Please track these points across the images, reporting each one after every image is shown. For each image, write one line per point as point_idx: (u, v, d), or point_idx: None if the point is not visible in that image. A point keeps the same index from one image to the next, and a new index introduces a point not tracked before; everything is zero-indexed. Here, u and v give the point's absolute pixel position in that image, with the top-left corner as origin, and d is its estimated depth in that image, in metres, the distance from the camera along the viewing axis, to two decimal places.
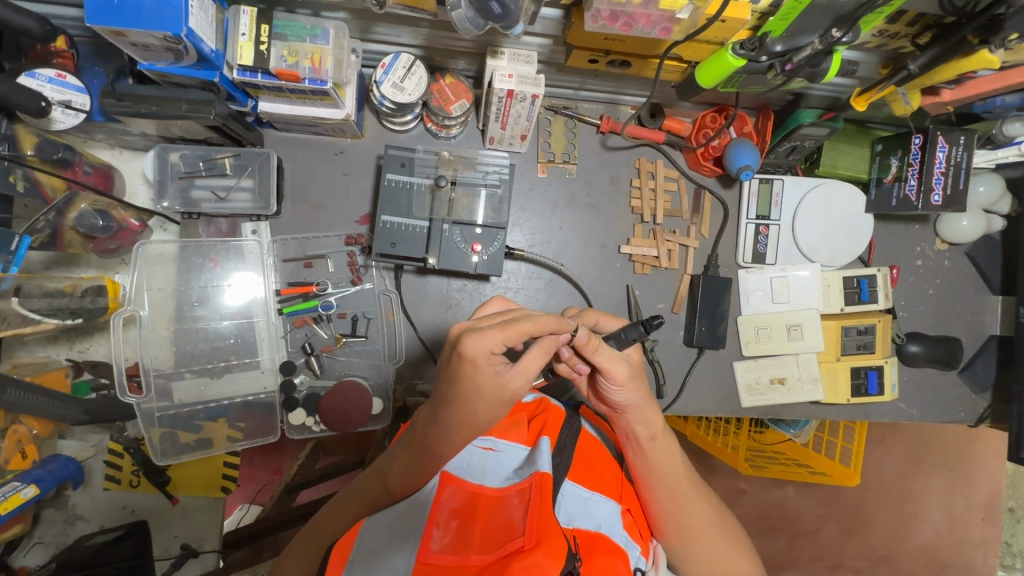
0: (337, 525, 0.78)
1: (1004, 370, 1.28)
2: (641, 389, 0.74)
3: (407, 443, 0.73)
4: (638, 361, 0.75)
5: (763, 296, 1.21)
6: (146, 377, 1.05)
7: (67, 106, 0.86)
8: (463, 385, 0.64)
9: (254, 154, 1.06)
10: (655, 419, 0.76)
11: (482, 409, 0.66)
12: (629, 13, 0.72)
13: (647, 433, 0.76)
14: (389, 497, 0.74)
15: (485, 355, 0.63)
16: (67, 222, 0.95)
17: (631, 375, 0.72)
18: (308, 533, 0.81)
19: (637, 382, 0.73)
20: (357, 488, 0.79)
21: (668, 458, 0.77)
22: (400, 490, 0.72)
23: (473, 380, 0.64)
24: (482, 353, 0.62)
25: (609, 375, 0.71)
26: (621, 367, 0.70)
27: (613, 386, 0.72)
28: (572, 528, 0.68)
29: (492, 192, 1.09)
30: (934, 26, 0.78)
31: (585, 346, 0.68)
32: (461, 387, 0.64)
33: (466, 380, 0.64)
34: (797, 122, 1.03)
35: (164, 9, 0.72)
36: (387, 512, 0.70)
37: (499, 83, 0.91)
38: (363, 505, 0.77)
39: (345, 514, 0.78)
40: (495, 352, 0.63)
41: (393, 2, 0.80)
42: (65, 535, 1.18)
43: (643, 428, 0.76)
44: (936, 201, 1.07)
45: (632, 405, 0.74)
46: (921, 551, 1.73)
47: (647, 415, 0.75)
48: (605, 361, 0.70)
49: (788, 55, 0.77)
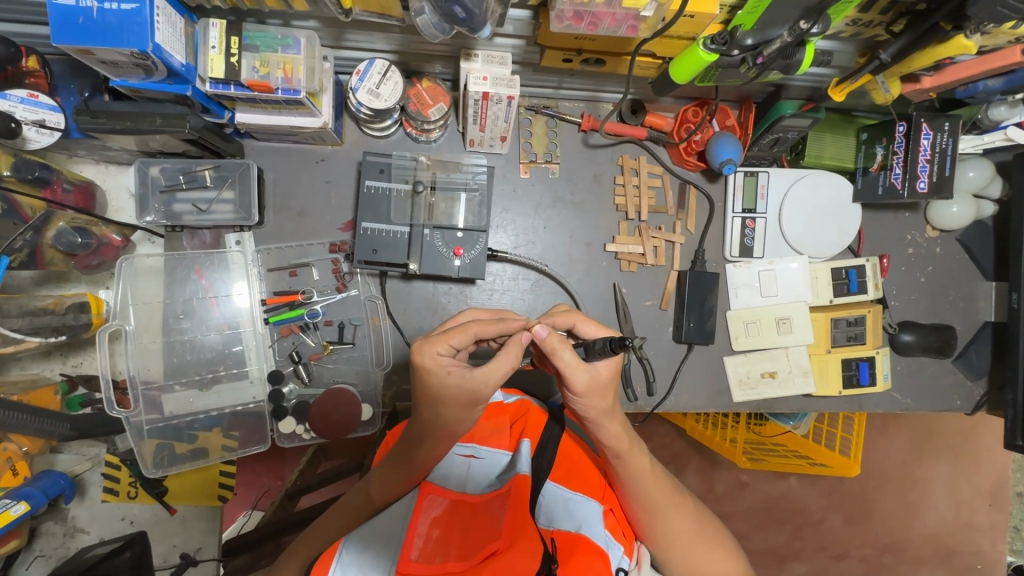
0: (326, 535, 0.80)
1: (1000, 356, 1.26)
2: (605, 402, 0.73)
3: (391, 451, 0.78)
4: (612, 378, 0.72)
5: (752, 290, 1.20)
6: (135, 390, 1.05)
7: (41, 126, 0.87)
8: (429, 390, 0.70)
9: (233, 165, 1.06)
10: (622, 434, 0.75)
11: (448, 411, 0.71)
12: (593, 13, 0.72)
13: (615, 448, 0.76)
14: (372, 503, 0.79)
15: (433, 358, 0.70)
16: (46, 241, 0.95)
17: (595, 386, 0.71)
18: (298, 543, 0.82)
19: (602, 395, 0.72)
20: (347, 501, 0.83)
21: (639, 468, 0.77)
22: (383, 498, 0.77)
23: (433, 384, 0.70)
24: (430, 356, 0.70)
25: (569, 382, 0.71)
26: (583, 374, 0.70)
27: (573, 394, 0.72)
28: (551, 530, 0.70)
29: (472, 195, 1.09)
30: (907, 14, 0.77)
31: (545, 342, 0.69)
32: (426, 393, 0.71)
33: (428, 385, 0.70)
34: (778, 113, 1.02)
35: (130, 27, 0.72)
36: (365, 529, 0.68)
37: (474, 86, 0.90)
38: (352, 515, 0.81)
39: (335, 526, 0.81)
40: (446, 354, 0.71)
41: (360, 9, 0.80)
42: (66, 547, 1.20)
43: (610, 443, 0.76)
44: (922, 188, 1.05)
45: (595, 416, 0.74)
46: (927, 538, 1.72)
47: (612, 430, 0.74)
48: (565, 367, 0.70)
49: (759, 48, 0.76)
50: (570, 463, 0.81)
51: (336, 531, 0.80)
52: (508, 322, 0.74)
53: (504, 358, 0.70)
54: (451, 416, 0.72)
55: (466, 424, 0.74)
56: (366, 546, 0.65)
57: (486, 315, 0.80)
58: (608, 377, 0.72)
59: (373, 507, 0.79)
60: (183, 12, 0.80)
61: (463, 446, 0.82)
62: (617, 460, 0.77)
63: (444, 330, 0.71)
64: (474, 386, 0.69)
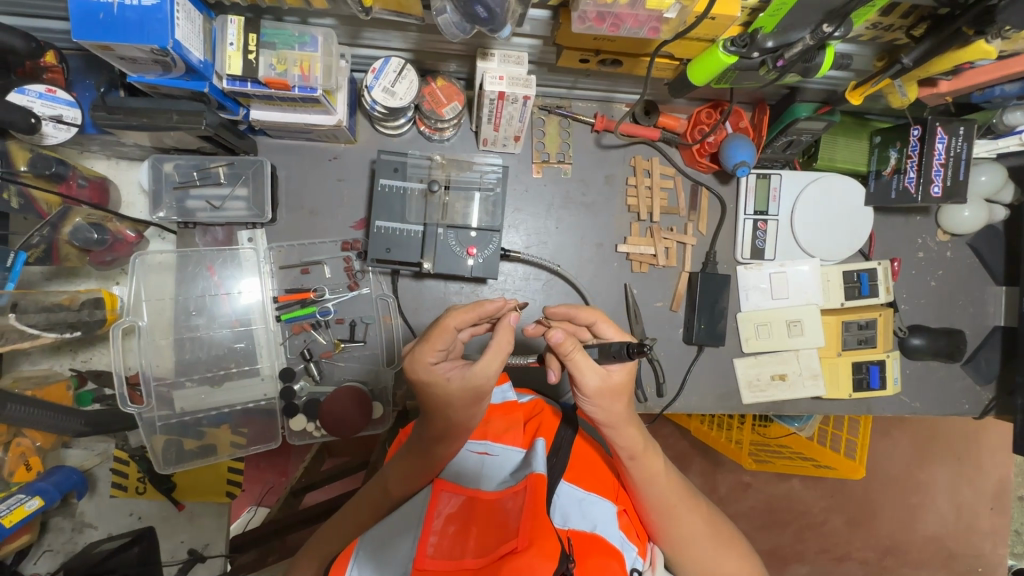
0: (345, 528, 0.80)
1: (1009, 361, 1.26)
2: (618, 407, 0.72)
3: (406, 446, 0.79)
4: (625, 381, 0.72)
5: (763, 292, 1.20)
6: (147, 385, 1.05)
7: (58, 121, 0.87)
8: (433, 399, 0.72)
9: (247, 162, 1.06)
10: (635, 437, 0.75)
11: (456, 413, 0.72)
12: (616, 14, 0.72)
13: (627, 451, 0.76)
14: (392, 499, 0.79)
15: (426, 366, 0.71)
16: (61, 237, 0.96)
17: (607, 390, 0.71)
18: (316, 538, 0.83)
19: (614, 399, 0.71)
20: (365, 492, 0.83)
21: (653, 471, 0.77)
22: (402, 492, 0.78)
23: (436, 392, 0.71)
24: (423, 365, 0.71)
25: (580, 384, 0.71)
26: (595, 378, 0.70)
27: (585, 397, 0.72)
28: (567, 529, 0.67)
29: (486, 194, 1.08)
30: (928, 18, 0.77)
31: (562, 345, 0.68)
32: (431, 401, 0.72)
33: (430, 395, 0.71)
34: (794, 115, 1.01)
35: (149, 23, 0.72)
36: (380, 526, 0.70)
37: (490, 85, 0.90)
38: (370, 509, 0.81)
39: (353, 522, 0.81)
40: (438, 360, 0.72)
41: (379, 7, 0.80)
42: (73, 542, 1.19)
43: (623, 446, 0.75)
44: (936, 193, 1.05)
45: (609, 421, 0.74)
46: (929, 541, 1.73)
47: (626, 432, 0.74)
48: (577, 368, 0.70)
49: (779, 51, 0.77)
50: (583, 463, 0.81)
51: (354, 527, 0.80)
52: (482, 305, 0.73)
53: (495, 354, 0.70)
54: (461, 418, 0.72)
55: (476, 418, 0.74)
56: (383, 543, 0.67)
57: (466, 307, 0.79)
58: (621, 382, 0.71)
59: (392, 502, 0.79)
60: (202, 9, 0.80)
61: (476, 444, 0.81)
62: (629, 462, 0.77)
63: (427, 336, 0.72)
64: (474, 383, 0.70)
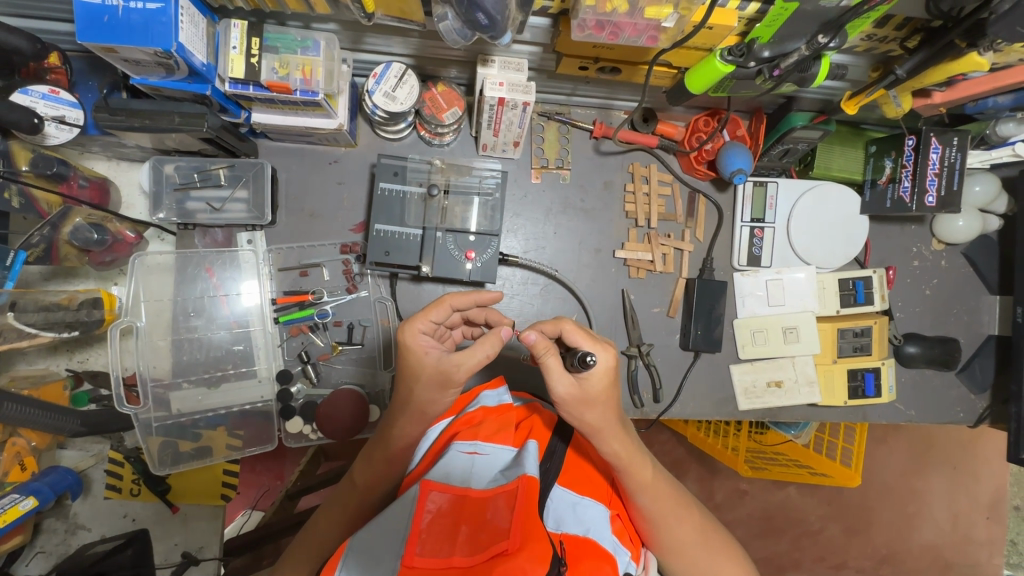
0: (330, 529, 0.86)
1: (1004, 370, 1.27)
2: (590, 415, 0.71)
3: (374, 440, 0.87)
4: (604, 392, 0.71)
5: (759, 299, 1.21)
6: (145, 386, 1.05)
7: (61, 122, 0.87)
8: (406, 366, 0.76)
9: (248, 164, 1.06)
10: (622, 449, 0.74)
11: (421, 390, 0.76)
12: (615, 22, 0.73)
13: (617, 462, 0.75)
14: (362, 490, 0.85)
15: (414, 334, 0.75)
16: (62, 236, 0.96)
17: (578, 398, 0.71)
18: (311, 527, 0.88)
19: (585, 407, 0.71)
20: (341, 495, 0.88)
21: (643, 482, 0.76)
22: (373, 483, 0.84)
23: (411, 362, 0.75)
24: (410, 334, 0.75)
25: (550, 390, 0.71)
26: (564, 385, 0.70)
27: (558, 404, 0.72)
28: (560, 533, 0.67)
29: (486, 199, 1.09)
30: (922, 30, 0.78)
31: (534, 346, 0.70)
32: (404, 370, 0.76)
33: (406, 363, 0.76)
34: (789, 124, 1.03)
35: (153, 26, 0.73)
36: (370, 527, 0.68)
37: (490, 91, 0.91)
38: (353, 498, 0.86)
39: (334, 526, 0.86)
40: (426, 330, 0.76)
41: (381, 13, 0.81)
42: (66, 544, 1.16)
43: (611, 458, 0.75)
44: (930, 202, 1.05)
45: (593, 432, 0.73)
46: (925, 551, 1.72)
47: (612, 437, 0.73)
48: (546, 373, 0.70)
49: (776, 60, 0.78)
50: (578, 467, 0.80)
51: (343, 518, 0.85)
52: (482, 293, 0.83)
53: (479, 348, 0.74)
54: (422, 394, 0.76)
55: (435, 406, 0.79)
56: (374, 550, 0.65)
57: (464, 299, 0.80)
58: (593, 392, 0.71)
59: (367, 501, 0.85)
60: (206, 13, 0.81)
61: (466, 444, 0.77)
62: (619, 474, 0.76)
63: (425, 308, 0.77)
64: (444, 366, 0.74)
